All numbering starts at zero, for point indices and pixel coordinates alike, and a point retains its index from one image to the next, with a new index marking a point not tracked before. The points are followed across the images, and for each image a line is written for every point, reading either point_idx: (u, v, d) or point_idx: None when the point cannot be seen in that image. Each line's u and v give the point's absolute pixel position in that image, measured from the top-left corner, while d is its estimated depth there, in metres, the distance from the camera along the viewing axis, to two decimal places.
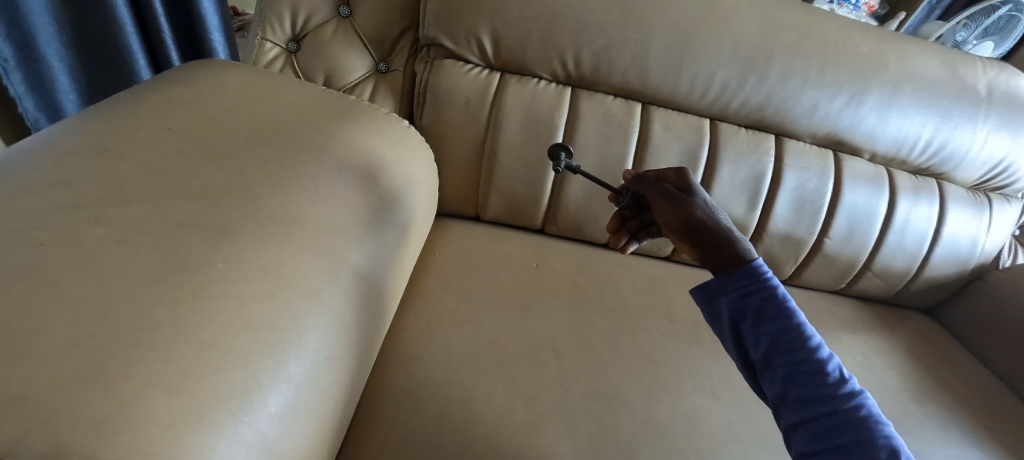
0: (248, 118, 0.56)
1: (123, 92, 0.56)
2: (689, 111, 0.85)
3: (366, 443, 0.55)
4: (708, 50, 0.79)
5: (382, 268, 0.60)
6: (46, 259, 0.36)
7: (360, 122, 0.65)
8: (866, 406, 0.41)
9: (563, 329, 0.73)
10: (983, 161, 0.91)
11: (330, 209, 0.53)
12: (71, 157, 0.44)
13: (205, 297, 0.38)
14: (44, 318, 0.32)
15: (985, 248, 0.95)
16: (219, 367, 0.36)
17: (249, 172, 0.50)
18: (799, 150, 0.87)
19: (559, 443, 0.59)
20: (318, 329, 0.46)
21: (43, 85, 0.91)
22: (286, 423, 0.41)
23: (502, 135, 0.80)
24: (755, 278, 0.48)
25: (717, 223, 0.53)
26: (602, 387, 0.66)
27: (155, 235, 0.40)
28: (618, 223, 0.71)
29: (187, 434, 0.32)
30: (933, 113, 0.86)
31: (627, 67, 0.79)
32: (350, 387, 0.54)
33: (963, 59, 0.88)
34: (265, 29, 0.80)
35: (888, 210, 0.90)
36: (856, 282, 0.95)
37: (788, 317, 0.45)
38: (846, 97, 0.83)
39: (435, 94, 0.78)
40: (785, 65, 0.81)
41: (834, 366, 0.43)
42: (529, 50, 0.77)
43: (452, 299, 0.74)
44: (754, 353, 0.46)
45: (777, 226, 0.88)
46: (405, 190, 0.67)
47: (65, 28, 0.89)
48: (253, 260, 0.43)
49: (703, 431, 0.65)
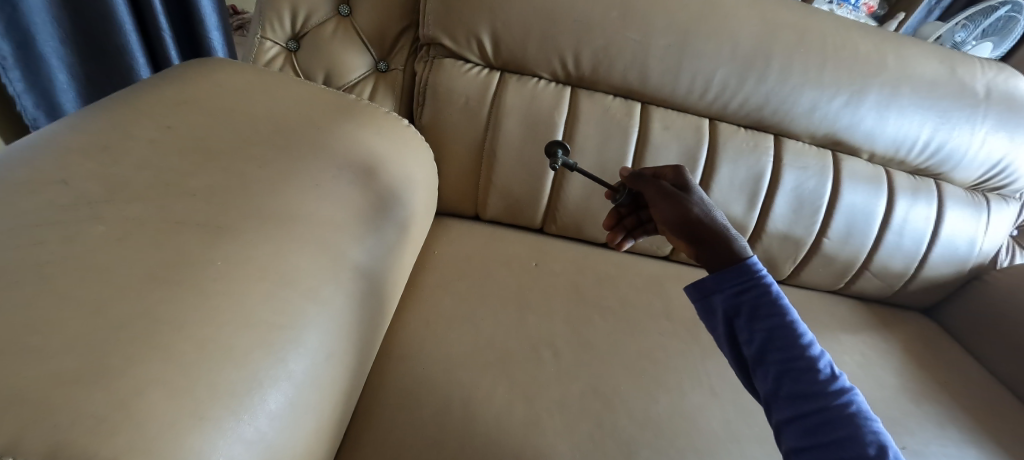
0: (248, 117, 0.56)
1: (124, 90, 0.56)
2: (688, 111, 0.85)
3: (365, 442, 0.55)
4: (707, 49, 0.79)
5: (381, 266, 0.60)
6: (47, 257, 0.36)
7: (360, 121, 0.65)
8: (856, 403, 0.41)
9: (562, 329, 0.73)
10: (982, 161, 0.91)
11: (330, 207, 0.53)
12: (70, 155, 0.44)
13: (205, 295, 0.38)
14: (43, 316, 0.32)
15: (983, 248, 0.95)
16: (219, 365, 0.36)
17: (249, 171, 0.50)
18: (798, 150, 0.87)
19: (557, 443, 0.59)
20: (317, 327, 0.46)
21: (43, 84, 0.91)
22: (286, 421, 0.41)
23: (502, 134, 0.80)
24: (749, 275, 0.48)
25: (715, 220, 0.53)
26: (601, 387, 0.66)
27: (155, 233, 0.40)
28: (615, 221, 0.71)
29: (188, 432, 0.32)
30: (931, 113, 0.86)
31: (627, 67, 0.79)
32: (349, 386, 0.54)
33: (962, 59, 0.88)
34: (265, 28, 0.80)
35: (886, 210, 0.90)
36: (855, 281, 0.95)
37: (782, 314, 0.45)
38: (845, 97, 0.83)
39: (435, 93, 0.78)
40: (785, 65, 0.81)
41: (826, 363, 0.43)
42: (529, 50, 0.77)
43: (452, 298, 0.74)
44: (747, 350, 0.46)
45: (776, 226, 0.88)
46: (404, 189, 0.67)
47: (64, 26, 0.89)
48: (253, 259, 0.43)
49: (702, 429, 0.65)
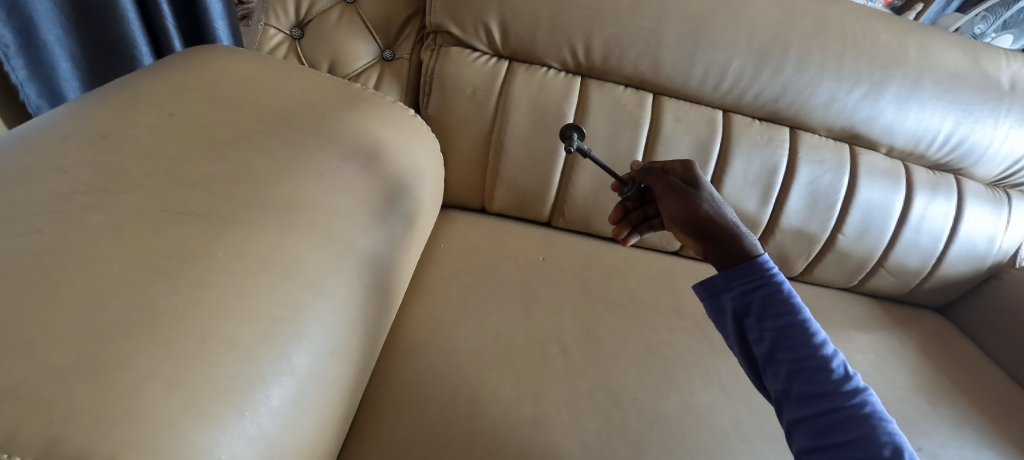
0: (252, 105, 0.55)
1: (127, 76, 0.55)
2: (701, 102, 0.83)
3: (369, 437, 0.55)
4: (724, 39, 0.77)
5: (387, 258, 0.59)
6: (46, 246, 0.35)
7: (366, 110, 0.64)
8: (869, 404, 0.40)
9: (569, 324, 0.72)
10: (1003, 157, 0.89)
11: (335, 199, 0.52)
12: (70, 142, 0.43)
13: (206, 287, 0.37)
14: (38, 305, 0.31)
15: (1004, 246, 0.92)
16: (220, 360, 0.35)
17: (253, 160, 0.48)
18: (814, 143, 0.85)
19: (565, 441, 0.58)
20: (321, 321, 0.45)
21: (46, 72, 0.90)
22: (289, 417, 0.40)
23: (510, 124, 0.78)
24: (760, 272, 0.46)
25: (724, 217, 0.51)
26: (610, 384, 0.65)
27: (156, 223, 0.39)
28: (620, 215, 0.69)
29: (186, 429, 0.31)
30: (953, 107, 0.84)
31: (639, 56, 0.77)
32: (354, 379, 0.53)
33: (986, 50, 0.85)
34: (269, 15, 0.78)
35: (904, 206, 0.87)
36: (869, 279, 0.93)
37: (793, 313, 0.43)
38: (864, 89, 0.81)
39: (441, 82, 0.77)
40: (802, 55, 0.79)
41: (839, 363, 0.42)
42: (538, 38, 0.75)
43: (458, 292, 0.73)
44: (757, 349, 0.45)
45: (789, 221, 0.86)
46: (410, 179, 0.65)
47: (66, 13, 0.88)
48: (255, 252, 0.42)
49: (712, 428, 0.64)
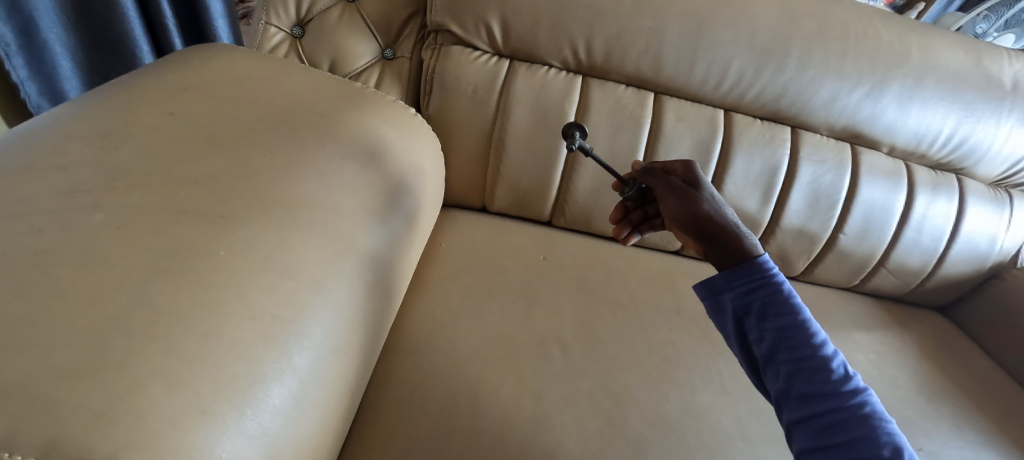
0: (253, 104, 0.55)
1: (127, 74, 0.54)
2: (702, 102, 0.83)
3: (370, 436, 0.55)
4: (725, 38, 0.77)
5: (388, 257, 0.59)
6: (47, 245, 0.35)
7: (367, 109, 0.64)
8: (869, 404, 0.40)
9: (570, 323, 0.72)
10: (1004, 157, 0.88)
11: (335, 199, 0.52)
12: (71, 141, 0.43)
13: (208, 286, 0.37)
14: (40, 304, 0.31)
15: (1005, 245, 0.92)
16: (221, 359, 0.35)
17: (254, 159, 0.48)
18: (816, 143, 0.85)
19: (565, 440, 0.58)
20: (322, 320, 0.45)
21: (46, 71, 0.90)
22: (290, 415, 0.40)
23: (511, 123, 0.78)
24: (760, 272, 0.46)
25: (725, 217, 0.51)
26: (611, 383, 0.65)
27: (157, 222, 0.39)
28: (621, 215, 0.69)
29: (188, 428, 0.31)
30: (955, 106, 0.83)
31: (641, 55, 0.77)
32: (355, 378, 0.53)
33: (989, 49, 0.85)
34: (270, 13, 0.78)
35: (905, 206, 0.87)
36: (870, 279, 0.93)
37: (793, 313, 0.43)
38: (866, 89, 0.81)
39: (442, 81, 0.77)
40: (803, 54, 0.78)
41: (839, 363, 0.42)
42: (540, 37, 0.75)
43: (459, 292, 0.73)
44: (757, 349, 0.45)
45: (791, 221, 0.86)
46: (411, 179, 0.65)
47: (67, 12, 0.88)
48: (256, 251, 0.42)
49: (712, 428, 0.64)
